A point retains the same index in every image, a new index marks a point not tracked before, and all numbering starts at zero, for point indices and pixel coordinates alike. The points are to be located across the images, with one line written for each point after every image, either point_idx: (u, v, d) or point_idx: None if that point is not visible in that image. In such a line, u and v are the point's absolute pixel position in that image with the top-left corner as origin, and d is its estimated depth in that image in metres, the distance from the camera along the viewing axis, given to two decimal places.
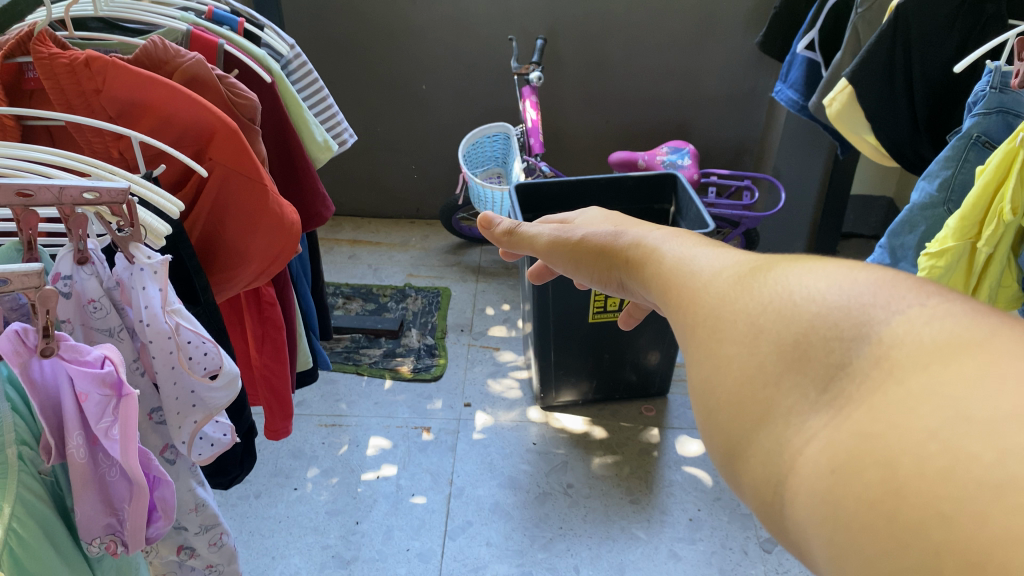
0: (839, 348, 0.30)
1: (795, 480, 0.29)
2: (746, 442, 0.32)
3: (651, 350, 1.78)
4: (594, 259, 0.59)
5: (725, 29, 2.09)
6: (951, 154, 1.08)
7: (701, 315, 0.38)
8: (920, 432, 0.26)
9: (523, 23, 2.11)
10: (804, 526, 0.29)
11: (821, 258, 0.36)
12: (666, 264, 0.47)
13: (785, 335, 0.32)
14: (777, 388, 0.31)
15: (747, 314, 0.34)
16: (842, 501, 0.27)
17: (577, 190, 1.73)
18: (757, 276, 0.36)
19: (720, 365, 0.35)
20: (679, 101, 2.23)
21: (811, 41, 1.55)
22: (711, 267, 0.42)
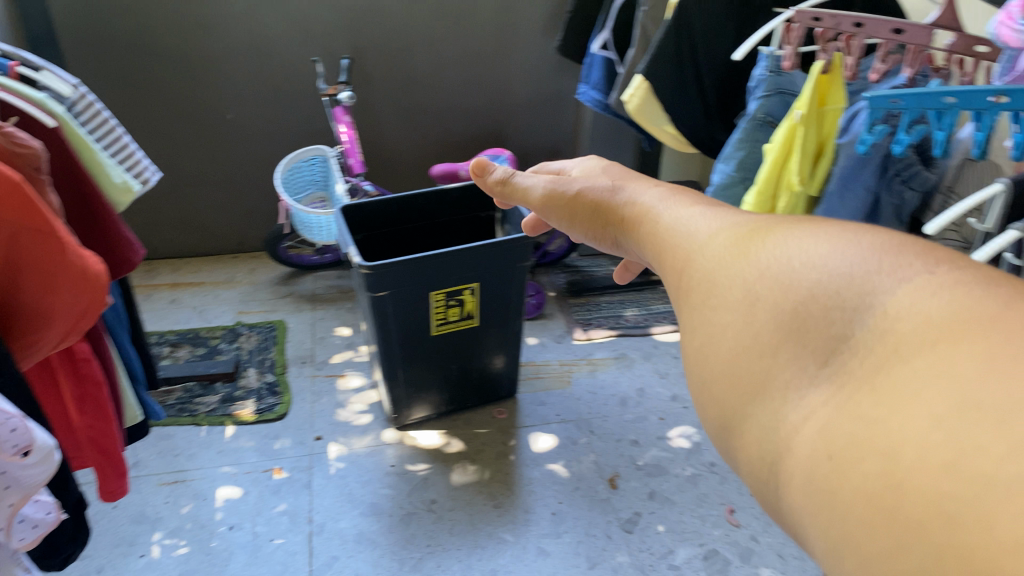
0: (837, 322, 0.30)
1: (791, 455, 0.30)
2: (742, 415, 0.33)
3: (496, 354, 1.82)
4: (591, 215, 0.63)
5: (525, 36, 2.17)
6: (742, 136, 1.17)
7: (696, 281, 0.39)
8: (923, 419, 0.25)
9: (326, 44, 2.08)
10: (796, 502, 0.30)
11: (816, 223, 0.36)
12: (659, 222, 0.49)
13: (783, 305, 0.33)
14: (773, 361, 0.32)
15: (740, 280, 0.35)
16: (835, 480, 0.28)
17: (401, 206, 1.73)
18: (754, 241, 0.37)
19: (713, 339, 0.36)
20: (491, 110, 2.28)
21: (605, 41, 1.63)
22: (701, 227, 0.43)
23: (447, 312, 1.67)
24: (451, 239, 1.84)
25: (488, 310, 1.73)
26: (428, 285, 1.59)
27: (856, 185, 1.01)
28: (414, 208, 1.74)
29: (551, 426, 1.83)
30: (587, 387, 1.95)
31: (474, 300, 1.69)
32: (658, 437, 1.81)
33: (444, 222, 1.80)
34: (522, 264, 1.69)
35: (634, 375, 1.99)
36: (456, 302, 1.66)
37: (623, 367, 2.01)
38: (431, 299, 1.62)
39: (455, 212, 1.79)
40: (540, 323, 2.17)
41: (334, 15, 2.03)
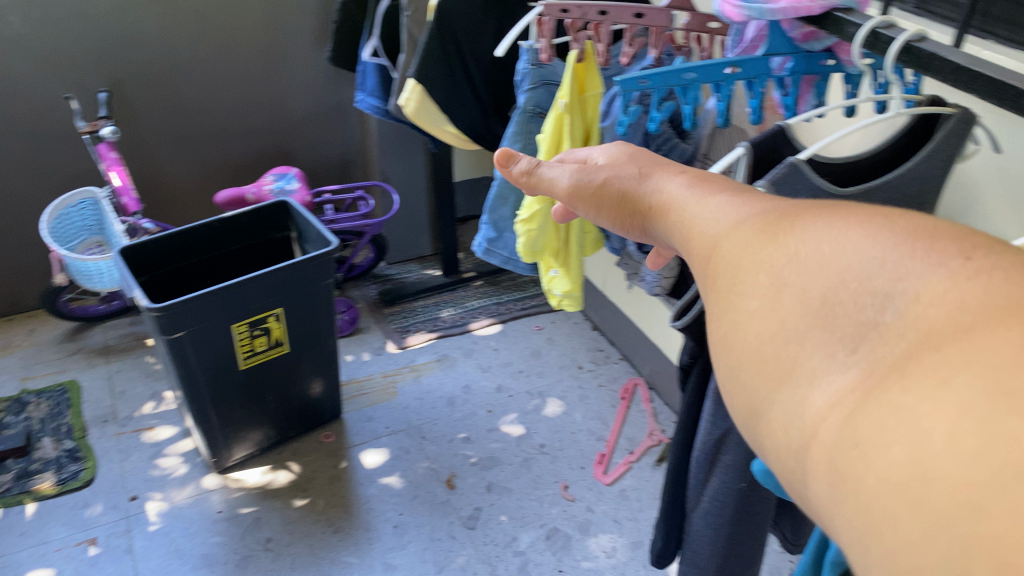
0: (867, 309, 0.32)
1: (816, 440, 0.32)
2: (770, 401, 0.35)
3: (314, 378, 1.78)
4: (620, 203, 0.67)
5: (295, 49, 2.12)
6: (517, 130, 1.23)
7: (724, 268, 0.42)
8: (951, 407, 0.28)
9: (80, 78, 1.93)
10: (821, 489, 0.32)
11: (840, 214, 0.38)
12: (686, 212, 0.53)
13: (813, 293, 0.35)
14: (801, 348, 0.34)
15: (771, 269, 0.37)
16: (860, 465, 0.30)
17: (187, 240, 1.64)
18: (786, 229, 0.39)
19: (742, 324, 0.38)
20: (273, 128, 2.22)
21: (375, 48, 1.61)
22: (729, 215, 0.47)
23: (253, 343, 1.61)
24: (250, 265, 1.78)
25: (298, 334, 1.68)
26: (228, 318, 1.52)
27: None
28: (202, 239, 1.67)
29: (382, 440, 1.81)
30: (414, 394, 1.92)
31: (281, 326, 1.64)
32: (488, 430, 1.83)
33: (239, 250, 1.74)
34: (326, 281, 1.67)
35: (457, 375, 1.97)
36: (261, 331, 1.60)
37: (445, 368, 1.99)
38: (234, 332, 1.56)
39: (249, 238, 1.74)
40: (355, 339, 2.09)
41: (85, 48, 1.89)
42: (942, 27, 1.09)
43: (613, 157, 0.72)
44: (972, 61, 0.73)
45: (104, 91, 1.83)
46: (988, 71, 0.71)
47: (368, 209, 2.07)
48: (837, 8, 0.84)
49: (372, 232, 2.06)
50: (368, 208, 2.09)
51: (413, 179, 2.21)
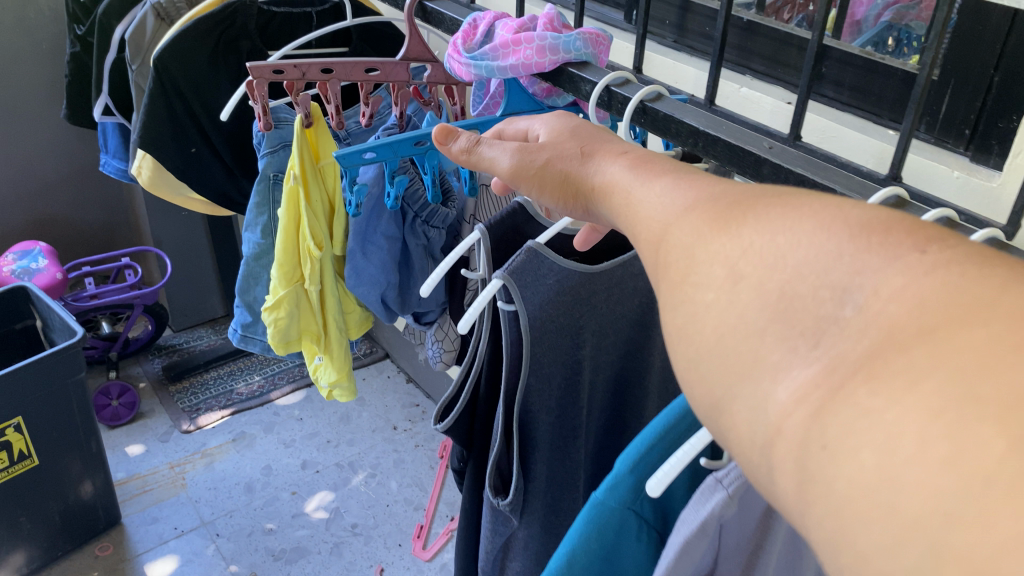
0: (825, 303, 0.30)
1: (782, 437, 0.29)
2: (729, 395, 0.32)
3: (89, 477, 1.54)
4: (564, 181, 0.57)
5: (35, 107, 1.86)
6: (260, 199, 1.07)
7: (676, 257, 0.38)
8: (918, 410, 0.25)
9: None
10: (790, 487, 0.29)
11: (793, 209, 0.34)
12: (628, 193, 0.48)
13: (770, 286, 0.31)
14: (758, 342, 0.31)
15: (726, 260, 0.34)
16: (828, 466, 0.27)
17: None
18: (743, 220, 0.35)
19: (699, 316, 0.34)
20: (22, 194, 1.93)
21: (106, 104, 1.39)
22: (678, 198, 0.42)
23: None
24: None
25: (46, 443, 1.44)
26: None
27: (374, 237, 0.97)
28: None
29: (170, 545, 1.58)
30: (206, 484, 1.71)
31: (22, 436, 1.39)
32: (293, 516, 1.64)
33: None
34: (77, 376, 1.44)
35: (256, 455, 1.78)
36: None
37: (242, 448, 1.80)
38: None
39: None
40: (137, 425, 1.85)
41: None
42: (702, 61, 1.03)
43: (555, 132, 0.60)
44: (707, 122, 0.65)
45: None
46: (722, 133, 0.63)
47: (136, 278, 1.88)
48: (571, 62, 0.75)
49: (144, 302, 1.87)
50: (136, 277, 1.89)
51: (193, 238, 2.02)
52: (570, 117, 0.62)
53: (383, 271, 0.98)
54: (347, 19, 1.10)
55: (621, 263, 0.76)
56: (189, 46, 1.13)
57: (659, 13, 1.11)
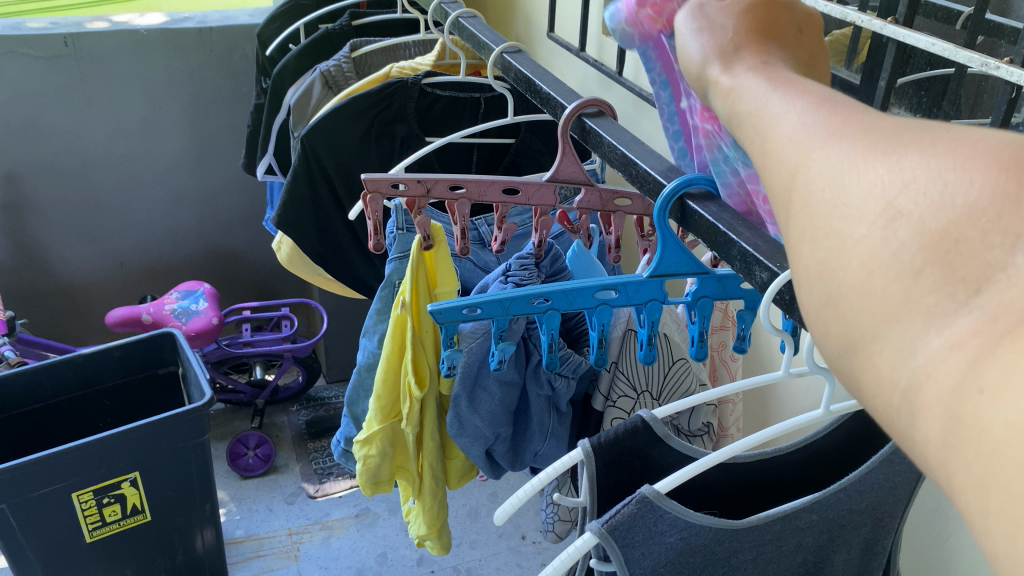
0: (997, 242, 0.21)
1: (925, 402, 0.21)
2: (871, 333, 0.23)
3: (203, 527, 1.48)
4: (700, 92, 0.38)
5: (227, 147, 1.87)
6: (382, 305, 0.92)
7: (806, 185, 0.26)
8: None
9: None
10: (930, 442, 0.21)
11: (951, 133, 0.24)
12: (742, 100, 0.33)
13: (930, 225, 0.22)
14: (907, 285, 0.22)
15: (879, 190, 0.24)
16: (986, 417, 0.20)
17: (45, 379, 1.38)
18: (908, 140, 0.25)
19: (834, 254, 0.24)
20: (205, 228, 1.96)
21: (269, 163, 1.31)
22: (814, 118, 0.29)
23: (101, 512, 1.34)
24: (108, 412, 1.48)
25: (161, 501, 1.40)
26: (60, 487, 1.26)
27: (487, 381, 0.81)
28: (64, 377, 1.40)
29: None
30: (319, 561, 1.61)
31: (138, 491, 1.36)
32: None
33: (110, 388, 1.46)
34: (199, 439, 1.37)
35: (375, 538, 1.67)
36: (113, 499, 1.33)
37: (363, 527, 1.69)
38: (73, 501, 1.29)
39: (121, 373, 1.45)
40: (268, 480, 1.81)
41: None
42: None
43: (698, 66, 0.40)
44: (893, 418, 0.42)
45: None
46: None
47: (291, 329, 1.85)
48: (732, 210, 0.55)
49: (295, 353, 1.83)
50: (292, 329, 1.86)
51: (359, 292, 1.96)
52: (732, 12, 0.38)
53: (490, 424, 0.82)
54: (509, 116, 0.96)
55: (781, 516, 0.55)
56: (340, 125, 1.04)
57: None
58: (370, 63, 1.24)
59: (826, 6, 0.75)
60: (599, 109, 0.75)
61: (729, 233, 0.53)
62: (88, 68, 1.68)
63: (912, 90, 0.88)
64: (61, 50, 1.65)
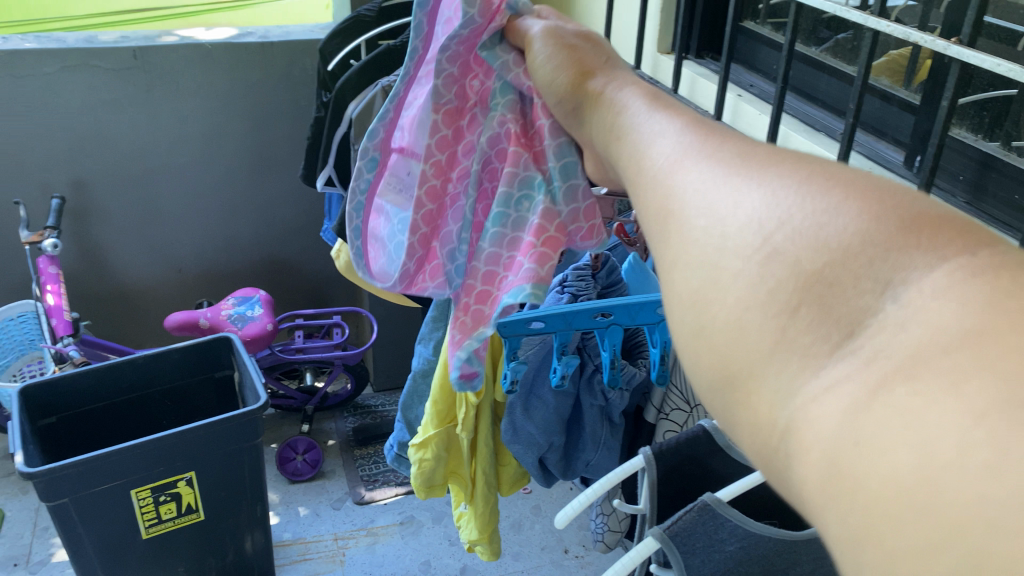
0: (866, 293, 0.27)
1: (811, 447, 0.26)
2: (750, 373, 0.29)
3: (252, 529, 1.51)
4: (577, 102, 0.55)
5: (285, 159, 1.92)
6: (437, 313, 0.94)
7: (699, 252, 0.33)
8: (961, 408, 0.23)
9: (41, 178, 1.76)
10: (806, 483, 0.26)
11: (871, 197, 0.30)
12: (627, 120, 0.47)
13: (804, 265, 0.29)
14: (789, 322, 0.28)
15: (759, 227, 0.31)
16: (862, 465, 0.24)
17: (109, 378, 1.43)
18: (820, 199, 0.31)
19: (712, 308, 0.31)
20: (262, 237, 2.01)
21: (329, 175, 1.35)
22: (679, 143, 0.40)
23: (158, 510, 1.37)
24: (168, 413, 1.52)
25: (214, 501, 1.43)
26: (120, 484, 1.30)
27: (541, 390, 0.83)
28: (127, 377, 1.45)
29: None
30: (364, 566, 1.64)
31: (192, 491, 1.39)
32: None
33: (171, 388, 1.50)
34: (254, 441, 1.41)
35: (419, 546, 1.68)
36: (168, 497, 1.37)
37: (407, 535, 1.71)
38: (133, 498, 1.33)
39: (180, 375, 1.50)
40: (316, 485, 1.84)
41: (55, 142, 1.73)
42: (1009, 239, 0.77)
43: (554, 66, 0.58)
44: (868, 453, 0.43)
45: (56, 196, 1.68)
46: None
47: (343, 339, 1.89)
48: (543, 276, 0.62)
49: (345, 361, 1.86)
50: (342, 338, 1.90)
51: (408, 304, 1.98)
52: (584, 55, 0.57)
53: (544, 433, 0.83)
54: None
55: None
56: None
57: (950, 165, 0.88)
58: None
59: (888, 27, 0.76)
60: None
61: None
62: (155, 80, 1.74)
63: (973, 110, 0.88)
64: (131, 62, 1.71)
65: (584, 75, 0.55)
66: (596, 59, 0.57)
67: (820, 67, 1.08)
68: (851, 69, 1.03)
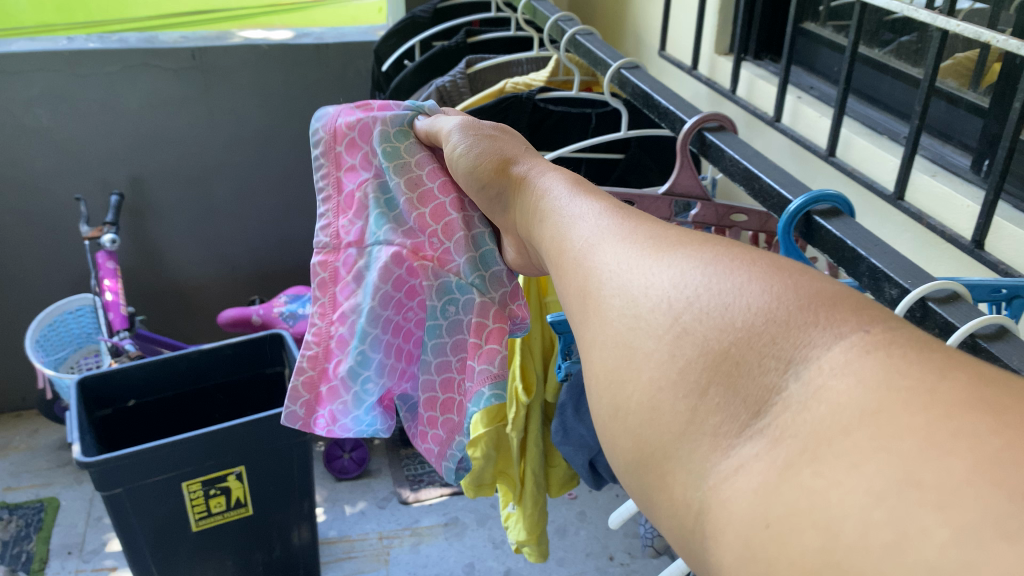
0: (770, 372, 0.30)
1: (727, 525, 0.29)
2: (662, 454, 0.32)
3: (300, 524, 1.52)
4: (501, 184, 0.60)
5: None
6: None
7: (612, 330, 0.36)
8: (862, 491, 0.25)
9: (99, 176, 1.80)
10: (721, 566, 0.29)
11: (793, 281, 0.32)
12: (546, 197, 0.51)
13: (711, 344, 0.31)
14: (697, 402, 0.31)
15: (668, 307, 0.34)
16: (776, 550, 0.26)
17: (162, 372, 1.45)
18: (726, 270, 0.34)
19: (627, 387, 0.34)
20: (311, 238, 2.04)
21: None
22: (599, 219, 0.43)
23: (207, 503, 1.39)
24: (220, 406, 1.54)
25: (263, 496, 1.45)
26: (171, 476, 1.32)
27: None
28: (180, 371, 1.47)
29: None
30: (408, 566, 1.64)
31: (242, 485, 1.41)
32: None
33: (222, 383, 1.52)
34: (301, 438, 1.41)
35: (464, 548, 1.68)
36: (218, 491, 1.39)
37: (451, 537, 1.71)
38: (184, 490, 1.35)
39: (231, 371, 1.52)
40: (361, 484, 1.85)
41: (112, 141, 1.77)
42: None
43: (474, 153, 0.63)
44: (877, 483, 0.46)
45: (114, 194, 1.72)
46: None
47: None
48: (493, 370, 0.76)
49: None
50: None
51: None
52: (500, 150, 0.62)
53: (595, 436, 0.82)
54: (622, 130, 0.96)
55: None
56: None
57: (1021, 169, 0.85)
58: (485, 79, 1.28)
59: (958, 25, 0.73)
60: (719, 124, 0.75)
61: (857, 248, 0.53)
62: (212, 80, 1.77)
63: None
64: (189, 63, 1.74)
65: (505, 163, 0.60)
66: (514, 148, 0.62)
67: (884, 68, 1.06)
68: (916, 71, 1.00)
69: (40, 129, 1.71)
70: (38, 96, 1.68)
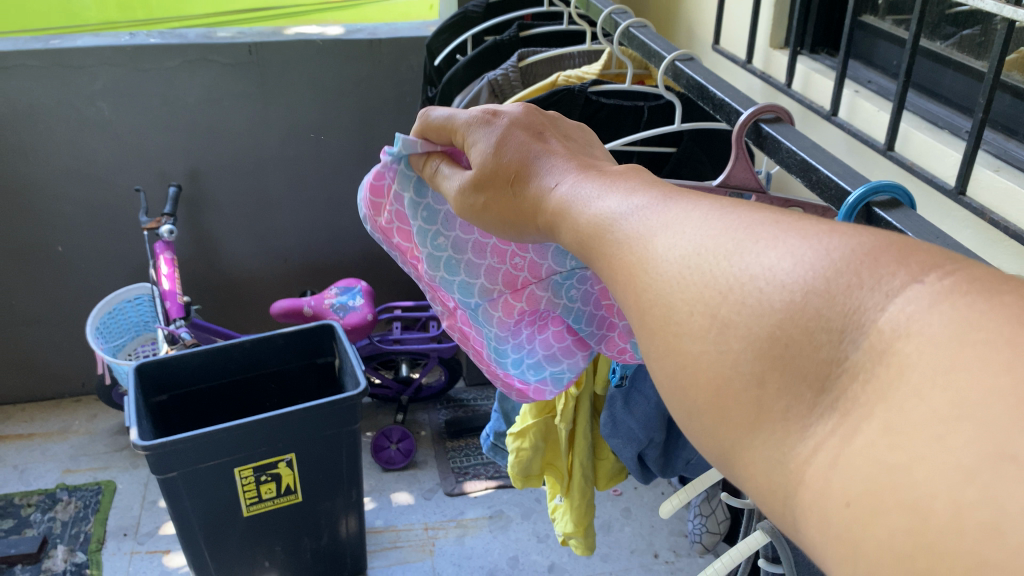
0: (825, 346, 0.28)
1: (813, 507, 0.27)
2: (739, 444, 0.31)
3: (348, 513, 1.54)
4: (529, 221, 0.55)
5: None
6: None
7: (654, 315, 0.35)
8: (948, 468, 0.23)
9: (158, 167, 1.84)
10: (820, 555, 0.28)
11: (850, 238, 0.30)
12: (560, 198, 0.48)
13: (756, 332, 0.30)
14: (757, 391, 0.29)
15: (705, 305, 0.32)
16: (861, 533, 0.25)
17: (213, 360, 1.48)
18: (764, 243, 0.32)
19: (686, 373, 0.32)
20: (361, 231, 2.06)
21: None
22: (633, 200, 0.42)
23: (259, 489, 1.42)
24: (273, 394, 1.57)
25: (312, 483, 1.47)
26: (224, 462, 1.35)
27: (643, 385, 0.82)
28: (233, 360, 1.50)
29: None
30: (453, 558, 1.66)
31: (293, 472, 1.44)
32: None
33: (273, 371, 1.55)
34: (350, 427, 1.43)
35: (508, 541, 1.69)
36: (269, 477, 1.41)
37: (496, 530, 1.72)
38: (236, 476, 1.38)
39: (283, 359, 1.55)
40: (408, 474, 1.87)
41: (171, 134, 1.81)
42: None
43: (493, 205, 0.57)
44: None
45: (173, 185, 1.76)
46: None
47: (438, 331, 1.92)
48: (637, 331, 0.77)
49: (440, 354, 1.90)
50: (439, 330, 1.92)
51: None
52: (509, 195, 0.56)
53: (643, 429, 0.82)
54: (675, 124, 0.94)
55: None
56: None
57: None
58: (536, 73, 1.29)
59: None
60: (775, 115, 0.73)
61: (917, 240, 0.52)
62: (267, 74, 1.80)
63: None
64: (245, 57, 1.77)
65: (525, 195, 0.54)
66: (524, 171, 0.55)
67: (946, 62, 1.04)
68: (980, 65, 0.98)
69: (102, 122, 1.76)
70: (101, 89, 1.72)
